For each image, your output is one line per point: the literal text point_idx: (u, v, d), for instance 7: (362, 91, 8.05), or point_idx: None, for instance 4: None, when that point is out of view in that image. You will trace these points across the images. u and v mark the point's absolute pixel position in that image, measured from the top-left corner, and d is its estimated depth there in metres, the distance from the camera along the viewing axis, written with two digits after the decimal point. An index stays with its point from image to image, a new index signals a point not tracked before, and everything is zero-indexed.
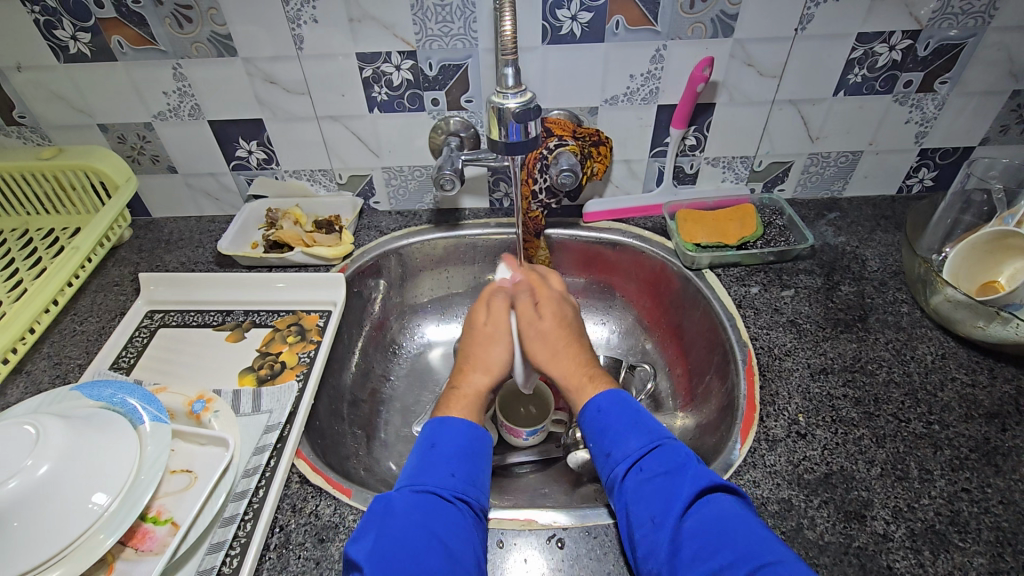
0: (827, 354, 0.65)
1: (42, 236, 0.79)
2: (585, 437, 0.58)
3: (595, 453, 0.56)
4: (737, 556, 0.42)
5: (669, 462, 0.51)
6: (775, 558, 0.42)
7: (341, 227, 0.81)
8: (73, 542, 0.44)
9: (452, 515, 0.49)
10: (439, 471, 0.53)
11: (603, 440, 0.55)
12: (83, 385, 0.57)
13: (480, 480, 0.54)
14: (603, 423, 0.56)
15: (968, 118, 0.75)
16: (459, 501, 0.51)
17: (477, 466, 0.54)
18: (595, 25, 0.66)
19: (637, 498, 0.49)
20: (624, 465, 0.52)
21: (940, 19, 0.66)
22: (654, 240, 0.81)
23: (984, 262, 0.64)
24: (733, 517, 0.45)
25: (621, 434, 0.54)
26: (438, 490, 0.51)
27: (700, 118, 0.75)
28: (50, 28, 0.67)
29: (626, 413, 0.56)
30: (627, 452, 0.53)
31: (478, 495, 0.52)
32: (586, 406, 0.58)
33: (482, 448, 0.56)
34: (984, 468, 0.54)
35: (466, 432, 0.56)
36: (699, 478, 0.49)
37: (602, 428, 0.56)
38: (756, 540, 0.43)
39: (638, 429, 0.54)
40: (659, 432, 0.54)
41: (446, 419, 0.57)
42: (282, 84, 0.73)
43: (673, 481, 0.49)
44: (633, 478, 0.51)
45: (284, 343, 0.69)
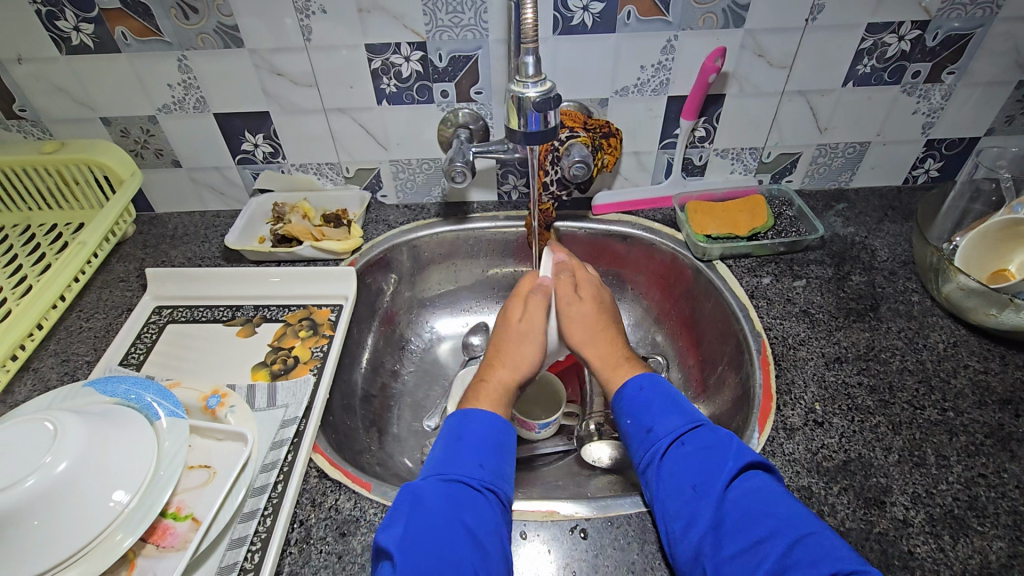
0: (840, 343, 0.65)
1: (44, 232, 0.78)
2: (622, 415, 0.58)
3: (632, 431, 0.56)
4: (780, 524, 0.44)
5: (704, 442, 0.52)
6: (814, 529, 0.43)
7: (349, 221, 0.80)
8: (94, 540, 0.43)
9: (483, 508, 0.49)
10: (467, 461, 0.52)
11: (643, 416, 0.56)
12: (97, 381, 0.56)
13: (507, 474, 0.53)
14: (643, 402, 0.57)
15: (974, 108, 0.75)
16: (488, 492, 0.50)
17: (504, 459, 0.54)
18: (606, 15, 0.66)
19: (681, 473, 0.50)
20: (665, 441, 0.53)
21: (949, 9, 0.66)
22: (664, 232, 0.81)
23: (994, 250, 0.65)
24: (771, 493, 0.47)
25: (664, 412, 0.55)
26: (467, 480, 0.50)
27: (710, 109, 0.75)
28: (51, 19, 0.66)
29: (667, 397, 0.57)
30: (671, 428, 0.54)
31: (505, 487, 0.52)
32: (621, 390, 0.59)
33: (509, 442, 0.56)
34: (1000, 453, 0.54)
35: (494, 427, 0.56)
36: (741, 453, 0.50)
37: (643, 407, 0.57)
38: (796, 513, 0.45)
39: (679, 410, 0.56)
40: (701, 416, 0.55)
41: (469, 411, 0.57)
42: (289, 77, 0.72)
43: (716, 454, 0.50)
44: (674, 452, 0.52)
45: (296, 338, 0.69)
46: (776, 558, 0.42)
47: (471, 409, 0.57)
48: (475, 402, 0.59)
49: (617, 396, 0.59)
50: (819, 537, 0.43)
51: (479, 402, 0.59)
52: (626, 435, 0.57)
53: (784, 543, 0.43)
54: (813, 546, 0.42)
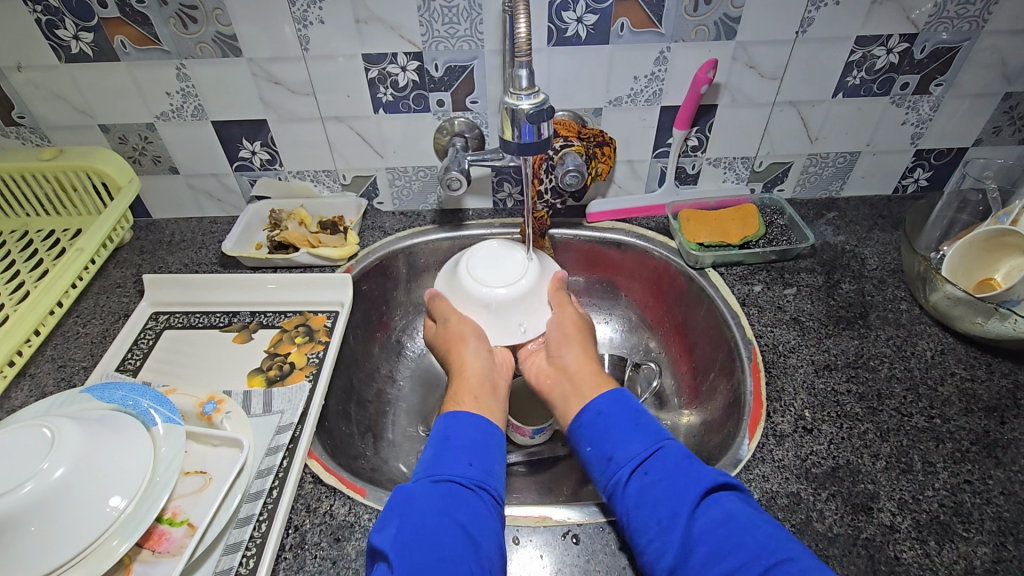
0: (830, 351, 0.66)
1: (42, 238, 0.79)
2: (581, 441, 0.56)
3: (593, 458, 0.55)
4: (752, 555, 0.43)
5: (664, 468, 0.51)
6: (792, 555, 0.43)
7: (345, 228, 0.81)
8: (90, 545, 0.43)
9: (475, 507, 0.49)
10: (459, 461, 0.52)
11: (605, 443, 0.54)
12: (93, 387, 0.56)
13: (497, 472, 0.53)
14: (602, 427, 0.55)
15: (962, 119, 0.77)
16: (479, 491, 0.50)
17: (492, 458, 0.54)
18: (600, 27, 0.67)
19: (643, 501, 0.49)
20: (627, 468, 0.52)
21: (936, 22, 0.67)
22: (657, 240, 0.82)
23: (981, 259, 0.66)
24: (740, 518, 0.46)
25: (623, 437, 0.54)
26: (460, 479, 0.51)
27: (702, 119, 0.77)
28: (51, 28, 0.67)
29: (627, 415, 0.56)
30: (630, 454, 0.52)
31: (496, 485, 0.52)
32: (580, 414, 0.58)
33: (494, 444, 0.56)
34: (985, 460, 0.55)
35: (479, 425, 0.56)
36: (703, 479, 0.49)
37: (604, 431, 0.55)
38: (765, 539, 0.44)
39: (640, 431, 0.54)
40: (660, 435, 0.54)
41: (457, 411, 0.57)
42: (287, 85, 0.73)
43: (678, 482, 0.49)
44: (635, 484, 0.51)
45: (292, 344, 0.69)
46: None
47: (456, 410, 0.57)
48: (455, 401, 0.59)
49: (574, 421, 0.58)
50: (799, 563, 0.42)
51: (459, 403, 0.59)
52: (588, 462, 0.55)
53: (756, 573, 0.42)
54: (786, 574, 0.41)
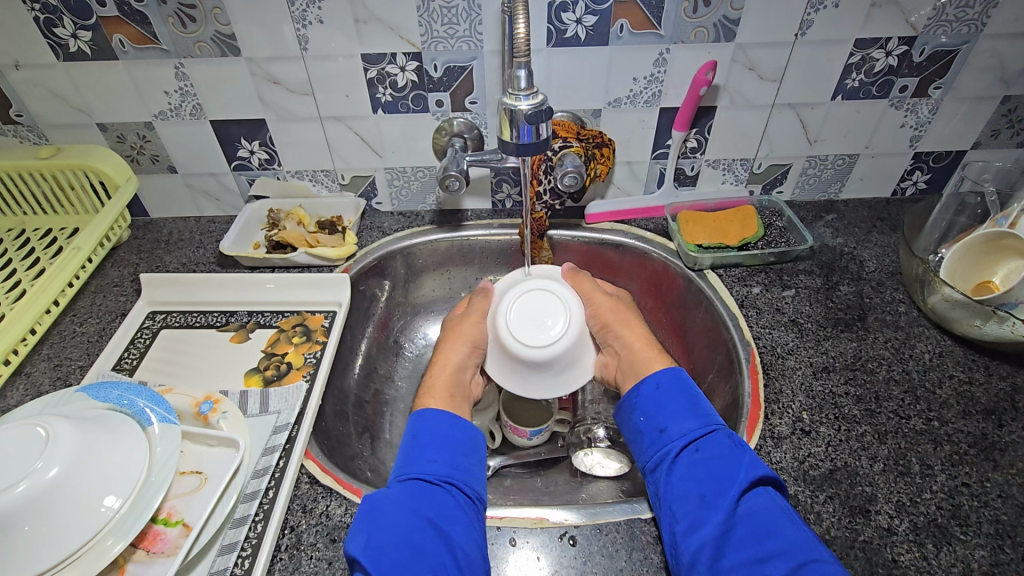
0: (828, 353, 0.66)
1: (39, 237, 0.78)
2: (636, 412, 0.58)
3: (645, 428, 0.56)
4: (788, 548, 0.44)
5: (721, 446, 0.51)
6: (822, 557, 0.43)
7: (344, 228, 0.81)
8: (84, 545, 0.43)
9: (444, 502, 0.50)
10: (420, 458, 0.53)
11: (659, 416, 0.56)
12: (89, 387, 0.56)
13: (467, 466, 0.54)
14: (659, 402, 0.57)
15: (961, 122, 0.77)
16: (447, 485, 0.51)
17: (460, 451, 0.54)
18: (599, 28, 0.67)
19: (692, 475, 0.50)
20: (679, 442, 0.53)
21: (935, 25, 0.67)
22: (656, 241, 0.82)
23: (979, 262, 0.66)
24: (775, 511, 0.46)
25: (680, 414, 0.55)
26: (425, 477, 0.51)
27: (701, 121, 0.77)
28: (49, 26, 0.66)
29: (683, 396, 0.57)
30: (684, 430, 0.53)
31: (467, 479, 0.53)
32: (638, 386, 0.59)
33: (470, 438, 0.56)
34: (983, 463, 0.55)
35: (448, 419, 0.56)
36: (753, 465, 0.50)
37: (660, 406, 0.56)
38: (803, 538, 0.45)
39: (694, 411, 0.55)
40: (716, 418, 0.55)
41: (425, 410, 0.58)
42: (286, 85, 0.73)
43: (729, 462, 0.50)
44: (686, 457, 0.52)
45: (289, 344, 0.69)
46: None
47: (425, 406, 0.58)
48: (428, 397, 0.60)
49: (633, 392, 0.59)
50: (825, 565, 0.43)
51: (433, 398, 0.60)
52: (640, 432, 0.56)
53: (787, 566, 0.43)
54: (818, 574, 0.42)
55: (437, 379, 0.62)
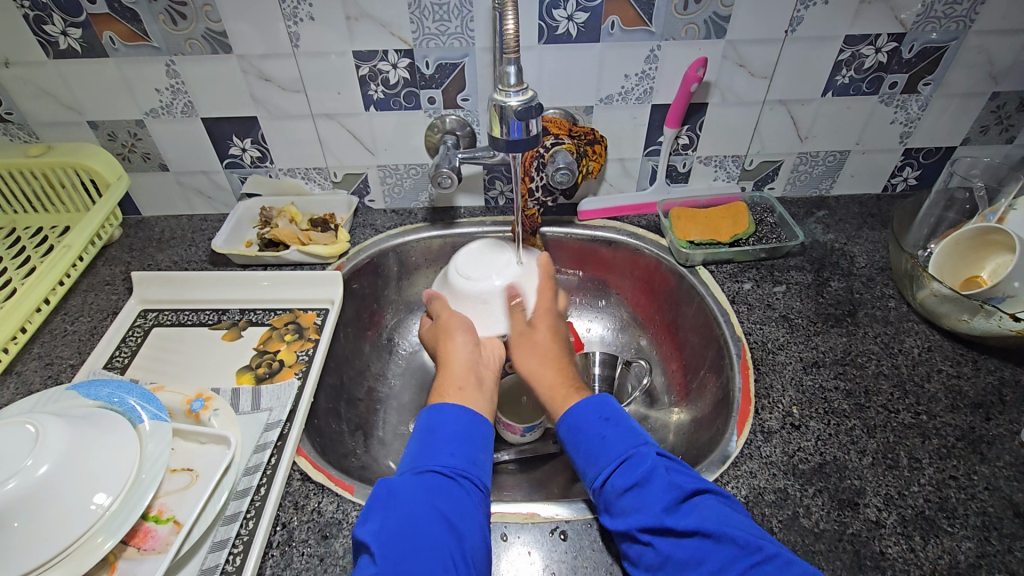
0: (819, 348, 0.66)
1: (30, 235, 0.78)
2: (568, 451, 0.57)
3: (576, 469, 0.56)
4: (728, 558, 0.43)
5: (635, 472, 0.51)
6: (771, 554, 0.43)
7: (336, 225, 0.81)
8: (76, 541, 0.43)
9: (457, 496, 0.49)
10: (440, 452, 0.53)
11: (580, 456, 0.55)
12: (79, 385, 0.56)
13: (481, 462, 0.54)
14: (577, 441, 0.56)
15: (951, 118, 0.77)
16: (460, 480, 0.51)
17: (477, 448, 0.54)
18: (591, 25, 0.67)
19: (620, 511, 0.50)
20: (598, 480, 0.52)
21: (924, 22, 0.68)
22: (648, 238, 0.82)
23: (966, 258, 0.66)
24: (704, 526, 0.46)
25: (594, 447, 0.55)
26: (440, 470, 0.51)
27: (693, 118, 0.77)
28: (39, 24, 0.66)
29: (593, 425, 0.56)
30: (600, 469, 0.53)
31: (480, 473, 0.53)
32: (558, 430, 0.59)
33: (483, 434, 0.56)
34: (970, 456, 0.55)
35: (467, 415, 0.56)
36: (666, 489, 0.49)
37: (577, 444, 0.56)
38: (744, 540, 0.44)
39: (608, 441, 0.55)
40: (634, 440, 0.54)
41: (443, 404, 0.57)
42: (277, 83, 0.72)
43: (646, 493, 0.49)
44: (608, 492, 0.51)
45: (282, 341, 0.69)
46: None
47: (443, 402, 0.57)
48: (441, 393, 0.60)
49: (555, 436, 0.59)
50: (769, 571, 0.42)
51: (445, 393, 0.59)
52: (575, 474, 0.56)
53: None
54: None
55: (447, 376, 0.62)
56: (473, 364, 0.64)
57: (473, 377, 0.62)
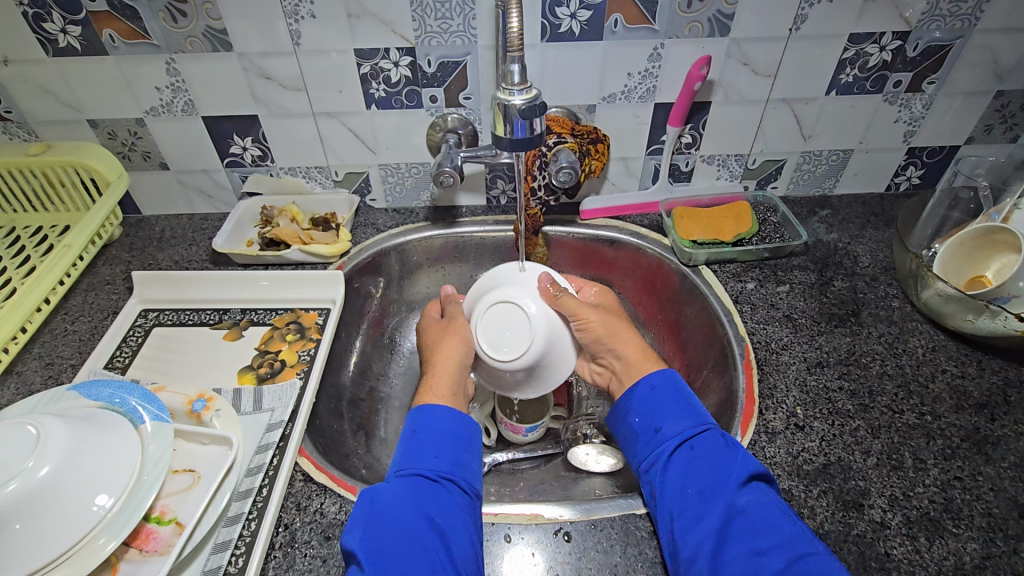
0: (822, 348, 0.66)
1: (30, 234, 0.78)
2: (629, 413, 0.58)
3: (639, 430, 0.57)
4: (782, 541, 0.45)
5: (719, 443, 0.53)
6: (814, 549, 0.45)
7: (338, 224, 0.81)
8: (78, 542, 0.43)
9: (443, 499, 0.49)
10: (424, 454, 0.52)
11: (654, 416, 0.57)
12: (80, 385, 0.56)
13: (467, 461, 0.54)
14: (654, 402, 0.57)
15: (955, 117, 0.77)
16: (446, 482, 0.51)
17: (463, 448, 0.54)
18: (594, 22, 0.66)
19: (687, 474, 0.51)
20: (674, 441, 0.54)
21: (929, 20, 0.67)
22: (651, 237, 0.82)
23: (970, 257, 0.66)
24: (772, 507, 0.48)
25: (675, 414, 0.56)
26: (425, 472, 0.51)
27: (696, 117, 0.76)
28: (38, 21, 0.66)
29: (680, 394, 0.58)
30: (680, 429, 0.54)
31: (466, 475, 0.52)
32: (632, 389, 0.59)
33: (470, 434, 0.56)
34: (975, 457, 0.55)
35: (453, 415, 0.56)
36: (746, 462, 0.51)
37: (652, 406, 0.57)
38: (797, 530, 0.46)
39: (690, 409, 0.56)
40: (710, 416, 0.56)
41: (430, 406, 0.56)
42: (278, 81, 0.72)
43: (724, 461, 0.51)
44: (683, 455, 0.53)
45: (283, 341, 0.69)
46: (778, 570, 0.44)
47: (433, 403, 0.56)
48: (429, 393, 0.59)
49: (626, 394, 0.59)
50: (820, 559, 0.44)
51: (434, 394, 0.59)
52: (635, 434, 0.57)
53: (783, 561, 0.44)
54: (813, 565, 0.43)
55: (438, 376, 0.60)
56: (466, 368, 0.63)
57: (462, 381, 0.61)
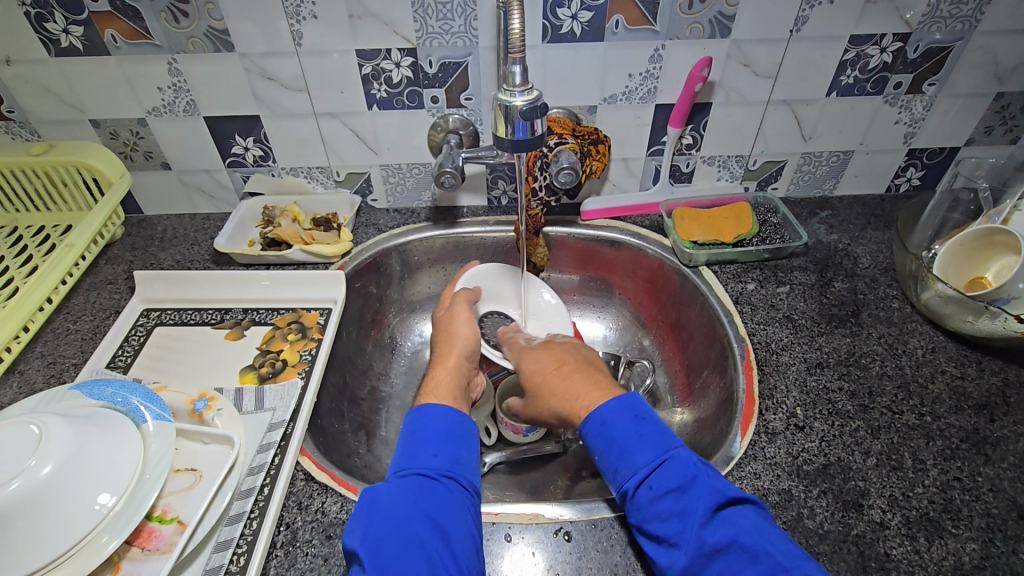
0: (822, 349, 0.66)
1: (32, 234, 0.78)
2: (592, 452, 0.56)
3: (605, 469, 0.54)
4: (762, 571, 0.43)
5: (677, 477, 0.50)
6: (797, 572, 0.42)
7: (339, 224, 0.81)
8: (80, 542, 0.43)
9: (443, 496, 0.49)
10: (423, 452, 0.52)
11: (611, 456, 0.54)
12: (83, 384, 0.56)
13: (466, 460, 0.54)
14: (607, 439, 0.54)
15: (955, 119, 0.77)
16: (446, 479, 0.51)
17: (461, 446, 0.54)
18: (595, 24, 0.67)
19: (651, 514, 0.49)
20: (633, 482, 0.51)
21: (930, 22, 0.68)
22: (651, 238, 0.82)
23: (970, 258, 0.66)
24: (740, 538, 0.45)
25: (630, 449, 0.53)
26: (424, 471, 0.51)
27: (697, 118, 0.77)
28: (41, 21, 0.66)
29: (634, 426, 0.54)
30: (635, 468, 0.52)
31: (464, 472, 0.52)
32: (585, 428, 0.57)
33: (467, 431, 0.56)
34: (974, 457, 0.55)
35: (450, 414, 0.56)
36: (703, 493, 0.48)
37: (609, 442, 0.54)
38: (777, 555, 0.44)
39: (646, 442, 0.53)
40: (670, 445, 0.53)
41: (425, 405, 0.57)
42: (280, 81, 0.72)
43: (681, 499, 0.48)
44: (643, 495, 0.50)
45: (284, 341, 0.69)
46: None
47: (427, 402, 0.57)
48: (429, 395, 0.59)
49: (581, 435, 0.57)
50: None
51: (435, 396, 0.59)
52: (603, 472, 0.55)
53: None
54: None
55: (439, 379, 0.62)
56: (464, 372, 0.65)
57: (460, 387, 0.62)
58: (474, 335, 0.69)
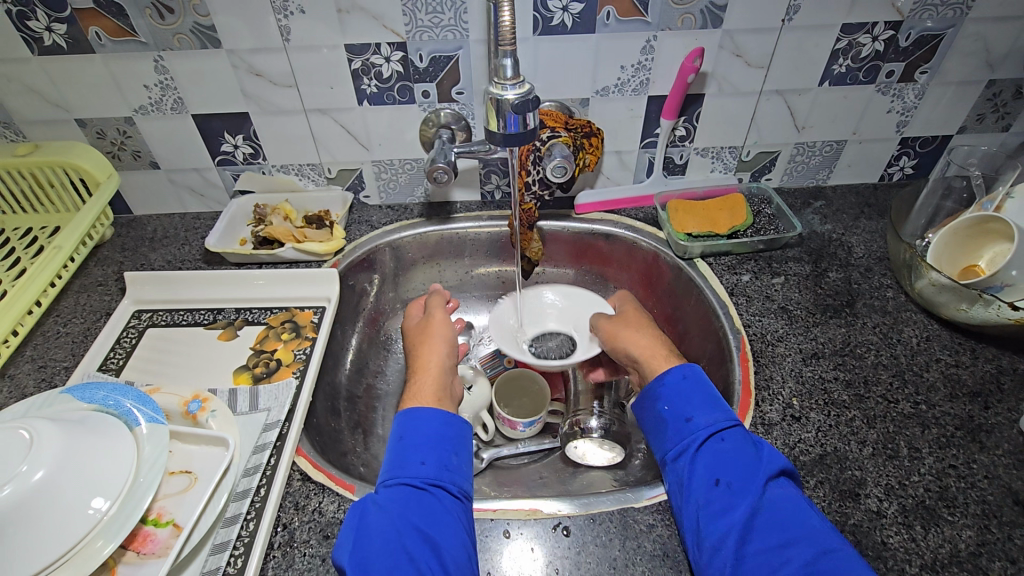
0: (818, 339, 0.66)
1: (19, 236, 0.77)
2: (659, 400, 0.58)
3: (669, 417, 0.56)
4: (810, 534, 0.45)
5: (747, 440, 0.52)
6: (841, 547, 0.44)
7: (331, 222, 0.80)
8: (73, 548, 0.43)
9: (431, 505, 0.49)
10: (410, 461, 0.52)
11: (683, 406, 0.56)
12: (73, 388, 0.55)
13: (455, 464, 0.53)
14: (684, 393, 0.57)
15: (947, 107, 0.77)
16: (434, 488, 0.50)
17: (450, 450, 0.54)
18: (585, 15, 0.66)
19: (717, 462, 0.51)
20: (704, 432, 0.53)
21: (921, 10, 0.67)
22: (646, 230, 0.82)
23: (965, 245, 0.66)
24: (799, 503, 0.47)
25: (704, 406, 0.55)
26: (412, 481, 0.50)
27: (690, 109, 0.76)
28: (22, 19, 0.65)
29: (709, 390, 0.57)
30: (711, 420, 0.54)
31: (454, 478, 0.52)
32: (663, 375, 0.59)
33: (458, 434, 0.56)
34: (969, 445, 0.56)
35: (437, 419, 0.55)
36: (774, 458, 0.51)
37: (685, 398, 0.57)
38: (824, 528, 0.46)
39: (720, 405, 0.55)
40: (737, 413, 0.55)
41: (413, 408, 0.57)
42: (268, 77, 0.71)
43: (753, 456, 0.51)
44: (713, 445, 0.52)
45: (278, 341, 0.68)
46: (801, 562, 0.43)
47: (413, 406, 0.57)
48: (415, 399, 0.59)
49: (658, 380, 0.59)
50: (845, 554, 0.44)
51: (419, 400, 0.59)
52: (663, 420, 0.57)
53: (809, 553, 0.44)
54: (839, 560, 0.43)
55: (424, 380, 0.62)
56: (449, 369, 0.65)
57: (444, 390, 0.62)
58: (452, 332, 0.70)
